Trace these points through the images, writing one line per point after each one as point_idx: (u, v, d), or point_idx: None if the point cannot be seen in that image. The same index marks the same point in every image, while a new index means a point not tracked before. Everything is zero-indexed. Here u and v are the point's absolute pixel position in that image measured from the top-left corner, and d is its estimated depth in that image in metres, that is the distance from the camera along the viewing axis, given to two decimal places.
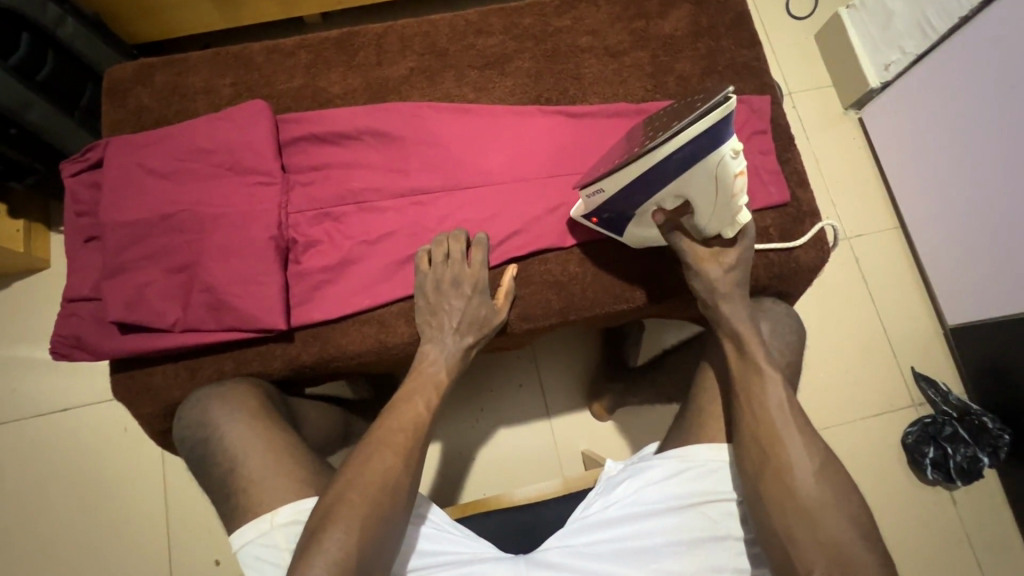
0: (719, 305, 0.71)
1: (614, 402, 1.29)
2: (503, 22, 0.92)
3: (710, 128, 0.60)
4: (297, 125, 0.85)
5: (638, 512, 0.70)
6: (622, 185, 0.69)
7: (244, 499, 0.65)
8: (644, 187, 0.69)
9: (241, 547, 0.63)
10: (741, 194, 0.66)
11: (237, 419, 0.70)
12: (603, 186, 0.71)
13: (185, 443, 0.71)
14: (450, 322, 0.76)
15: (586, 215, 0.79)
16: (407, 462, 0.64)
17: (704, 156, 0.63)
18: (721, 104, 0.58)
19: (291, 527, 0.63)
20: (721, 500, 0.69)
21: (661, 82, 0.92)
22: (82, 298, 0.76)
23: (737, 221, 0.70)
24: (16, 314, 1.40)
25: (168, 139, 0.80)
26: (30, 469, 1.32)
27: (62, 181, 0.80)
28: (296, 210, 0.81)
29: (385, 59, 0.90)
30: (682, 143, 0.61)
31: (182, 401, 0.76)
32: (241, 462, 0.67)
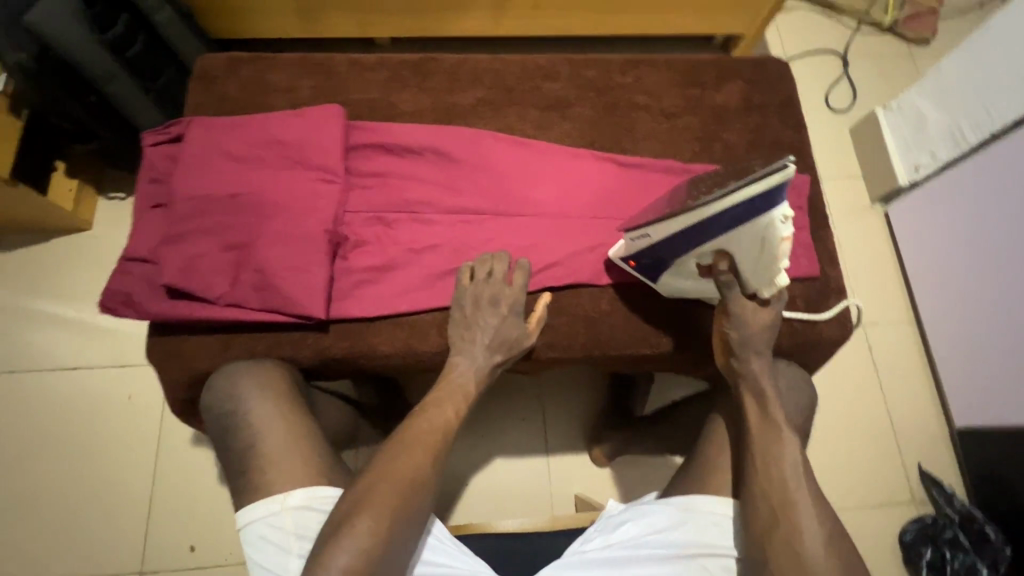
0: (748, 360, 0.73)
1: (614, 449, 1.29)
2: (570, 71, 0.99)
3: (763, 192, 0.64)
4: (365, 132, 0.90)
5: (638, 556, 0.70)
6: (668, 233, 0.73)
7: (259, 477, 0.66)
8: (689, 238, 0.72)
9: (249, 524, 0.64)
10: (783, 258, 0.69)
11: (265, 398, 0.71)
12: (649, 232, 0.75)
13: (210, 413, 0.73)
14: (482, 339, 0.78)
15: (625, 258, 0.82)
16: (431, 463, 0.66)
17: (754, 217, 0.66)
18: (779, 170, 0.62)
19: (300, 512, 0.64)
20: (722, 555, 0.69)
21: (708, 147, 0.97)
22: (137, 259, 0.78)
23: (775, 282, 0.72)
24: (48, 269, 1.44)
25: (247, 126, 0.86)
26: (25, 422, 1.32)
27: (142, 149, 0.84)
28: (352, 210, 0.86)
29: (456, 87, 0.97)
30: (734, 202, 0.65)
31: (211, 373, 0.78)
32: (262, 439, 0.68)
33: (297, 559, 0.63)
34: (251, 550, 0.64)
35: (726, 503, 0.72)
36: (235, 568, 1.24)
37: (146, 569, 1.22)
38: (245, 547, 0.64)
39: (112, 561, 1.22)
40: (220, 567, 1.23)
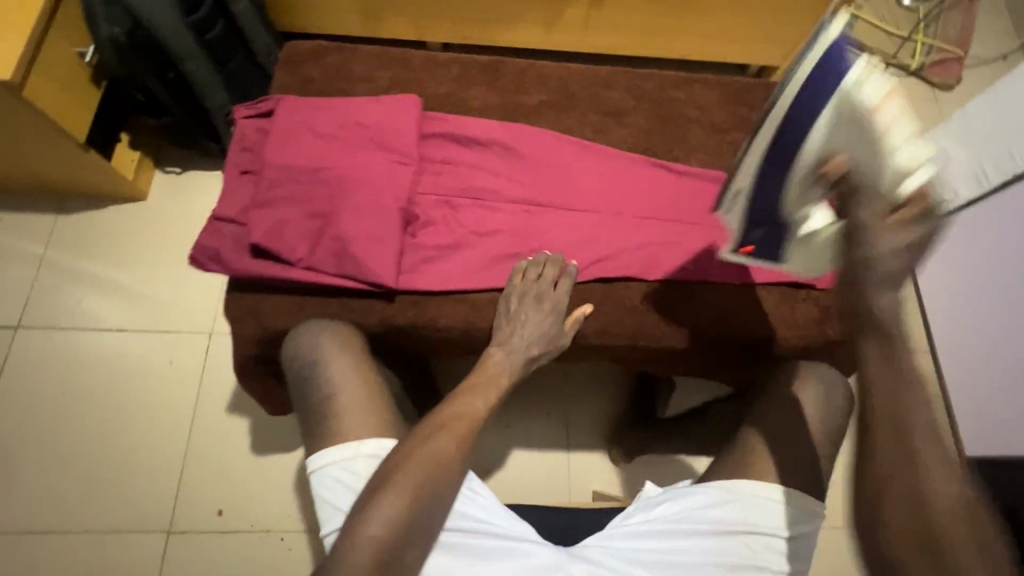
0: (867, 276, 0.57)
1: (633, 449, 1.33)
2: (628, 82, 1.06)
3: (821, 59, 0.65)
4: (437, 123, 0.97)
5: (680, 531, 0.75)
6: (751, 171, 0.75)
7: (335, 425, 0.73)
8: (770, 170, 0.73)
9: (322, 468, 0.71)
10: (884, 125, 0.62)
11: (343, 357, 0.78)
12: (741, 186, 0.78)
13: (290, 365, 0.79)
14: (521, 333, 0.84)
15: (739, 244, 0.86)
16: (457, 446, 0.72)
17: (829, 95, 0.65)
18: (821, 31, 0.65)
19: (371, 460, 0.71)
20: (764, 534, 0.75)
21: None
22: (226, 219, 0.84)
23: (895, 163, 0.61)
24: (98, 233, 1.48)
25: (332, 108, 0.92)
26: (66, 379, 1.35)
27: (235, 120, 0.91)
28: (422, 192, 0.92)
29: (522, 88, 1.04)
30: (797, 86, 0.67)
31: (286, 330, 0.84)
32: (339, 394, 0.75)
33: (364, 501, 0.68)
34: (324, 492, 0.70)
35: (765, 487, 0.76)
36: (259, 535, 1.27)
37: (175, 528, 1.26)
38: (317, 488, 0.70)
39: (141, 519, 1.26)
40: (246, 532, 1.26)
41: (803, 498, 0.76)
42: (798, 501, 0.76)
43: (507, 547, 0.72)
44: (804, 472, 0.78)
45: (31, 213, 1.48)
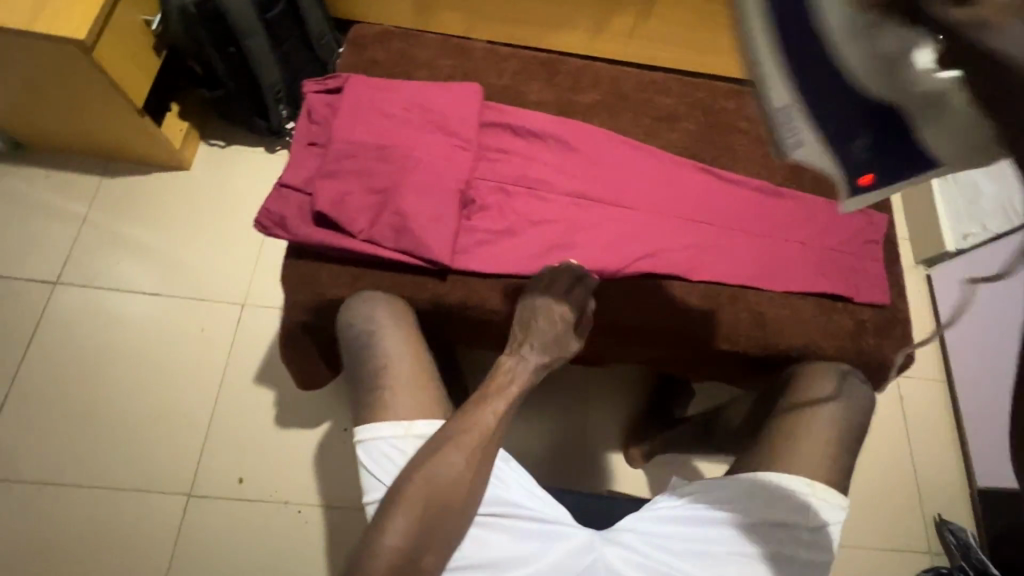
0: None
1: (650, 450, 1.35)
2: (680, 90, 1.09)
3: None
4: (496, 112, 1.00)
5: (709, 522, 0.78)
6: (795, 113, 0.57)
7: (388, 394, 0.79)
8: (798, 58, 0.54)
9: (373, 440, 0.76)
10: None
11: (398, 329, 0.84)
12: (796, 126, 0.58)
13: (345, 332, 0.84)
14: (534, 342, 0.84)
15: (854, 181, 0.60)
16: (469, 459, 0.74)
17: None
18: None
19: (419, 441, 0.76)
20: (792, 525, 0.78)
21: (798, 176, 1.06)
22: (291, 188, 0.88)
23: None
24: (140, 198, 1.51)
25: (397, 89, 0.96)
26: (99, 338, 1.37)
27: (304, 94, 0.94)
28: (479, 178, 0.95)
29: (578, 86, 1.06)
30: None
31: (343, 298, 0.88)
32: (391, 366, 0.81)
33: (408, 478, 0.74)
34: (372, 461, 0.76)
35: (793, 480, 0.79)
36: (277, 506, 1.28)
37: (195, 492, 1.27)
38: (366, 459, 0.76)
39: (163, 480, 1.27)
40: (263, 502, 1.28)
41: (829, 492, 0.79)
42: (823, 494, 0.79)
43: (546, 529, 0.76)
44: (824, 471, 0.82)
45: (78, 173, 1.51)
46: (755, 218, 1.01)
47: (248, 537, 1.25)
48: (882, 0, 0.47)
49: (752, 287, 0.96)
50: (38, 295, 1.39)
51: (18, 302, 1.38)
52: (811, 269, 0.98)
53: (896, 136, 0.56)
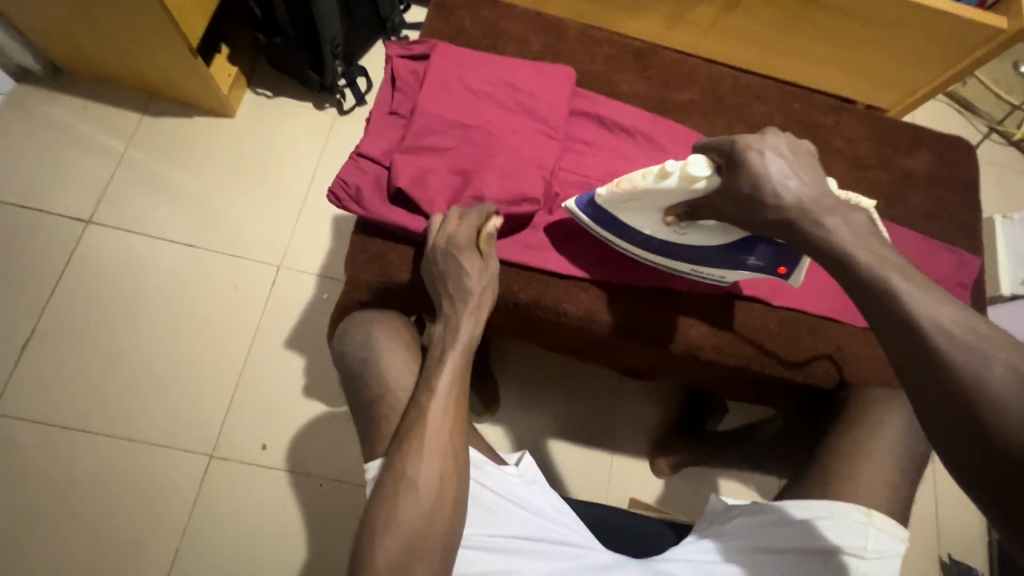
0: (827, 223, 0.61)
1: (680, 462, 1.28)
2: (778, 98, 1.03)
3: (597, 222, 0.84)
4: (586, 100, 0.94)
5: (756, 546, 0.74)
6: (710, 272, 0.84)
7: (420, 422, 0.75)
8: (677, 253, 0.82)
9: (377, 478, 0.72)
10: (642, 182, 0.74)
11: (399, 348, 0.81)
12: (721, 275, 0.84)
13: (342, 358, 0.83)
14: (459, 295, 0.77)
15: (779, 274, 0.81)
16: (444, 470, 0.68)
17: (630, 226, 0.81)
18: (573, 211, 0.85)
19: None
20: (840, 555, 0.70)
21: (890, 207, 1.01)
22: (368, 159, 0.83)
23: (678, 184, 0.71)
24: (180, 141, 1.44)
25: (486, 65, 0.90)
26: (130, 285, 1.32)
27: (387, 59, 0.90)
28: (563, 170, 0.90)
29: (672, 83, 1.00)
30: (618, 239, 0.84)
31: (411, 285, 0.84)
32: (389, 390, 0.77)
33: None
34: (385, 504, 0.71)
35: (847, 507, 0.73)
36: (298, 477, 1.25)
37: (217, 454, 1.24)
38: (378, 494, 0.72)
39: (187, 439, 1.24)
40: (283, 471, 1.25)
41: (888, 521, 0.72)
42: (880, 522, 0.72)
43: (583, 563, 0.73)
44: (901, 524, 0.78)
45: (119, 109, 1.44)
46: None
47: (266, 505, 1.22)
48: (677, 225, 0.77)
49: (833, 319, 0.93)
50: (69, 232, 1.34)
51: (47, 236, 1.33)
52: None
53: (777, 254, 0.76)
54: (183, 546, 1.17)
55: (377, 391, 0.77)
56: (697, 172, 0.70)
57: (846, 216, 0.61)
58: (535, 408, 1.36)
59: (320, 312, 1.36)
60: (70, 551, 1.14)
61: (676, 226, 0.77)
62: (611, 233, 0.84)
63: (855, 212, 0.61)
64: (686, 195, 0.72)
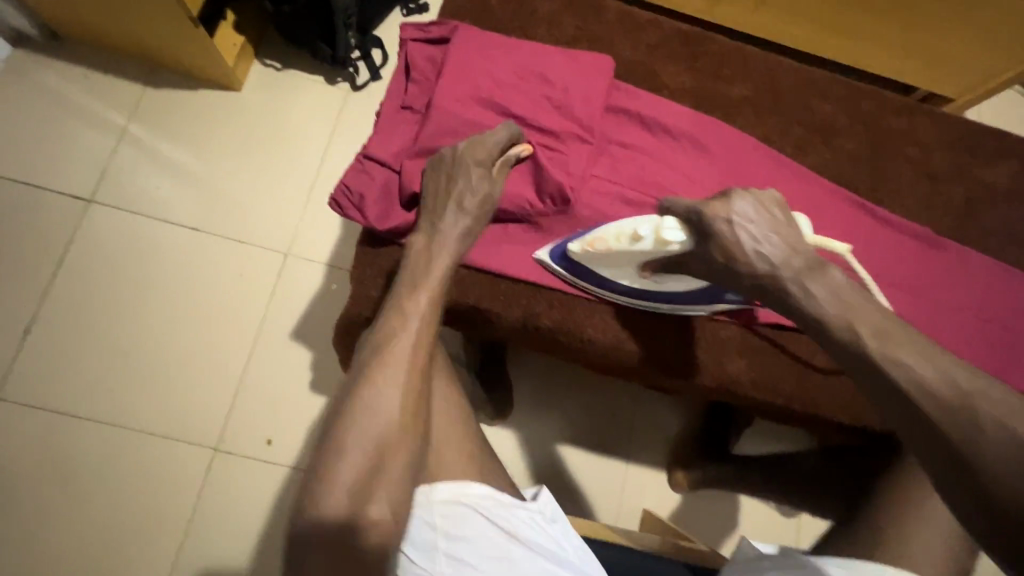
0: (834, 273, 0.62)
1: (702, 478, 1.22)
2: (843, 95, 0.91)
3: (570, 274, 0.78)
4: (624, 94, 0.84)
5: None
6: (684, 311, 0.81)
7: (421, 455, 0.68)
8: (656, 297, 0.79)
9: None
10: (617, 244, 0.72)
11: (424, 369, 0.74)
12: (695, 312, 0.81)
13: None
14: (462, 216, 0.71)
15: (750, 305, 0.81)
16: (404, 406, 0.63)
17: (605, 278, 0.78)
18: (544, 262, 0.78)
19: (446, 507, 0.67)
20: None
21: (964, 224, 0.90)
22: (377, 160, 0.77)
23: (652, 246, 0.71)
24: (184, 115, 1.35)
25: (513, 53, 0.82)
26: (134, 268, 1.27)
27: (403, 45, 0.82)
28: (594, 176, 0.81)
29: (723, 75, 0.89)
30: (594, 287, 0.79)
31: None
32: None
33: (444, 557, 0.64)
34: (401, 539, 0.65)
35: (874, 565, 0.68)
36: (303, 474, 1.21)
37: (221, 448, 1.21)
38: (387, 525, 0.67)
39: (191, 431, 1.21)
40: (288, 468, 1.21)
41: None
42: None
43: None
44: None
45: (120, 79, 1.35)
46: (908, 271, 0.86)
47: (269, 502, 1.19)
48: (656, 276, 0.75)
49: None
50: (70, 211, 1.28)
51: (48, 216, 1.27)
52: (964, 344, 0.83)
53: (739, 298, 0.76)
54: (186, 540, 1.16)
55: None
56: (670, 236, 0.69)
57: (818, 275, 0.62)
58: (550, 412, 1.30)
59: (328, 304, 1.30)
60: (78, 540, 1.14)
61: (653, 276, 0.76)
62: (588, 279, 0.78)
63: (819, 271, 0.61)
64: (662, 255, 0.72)
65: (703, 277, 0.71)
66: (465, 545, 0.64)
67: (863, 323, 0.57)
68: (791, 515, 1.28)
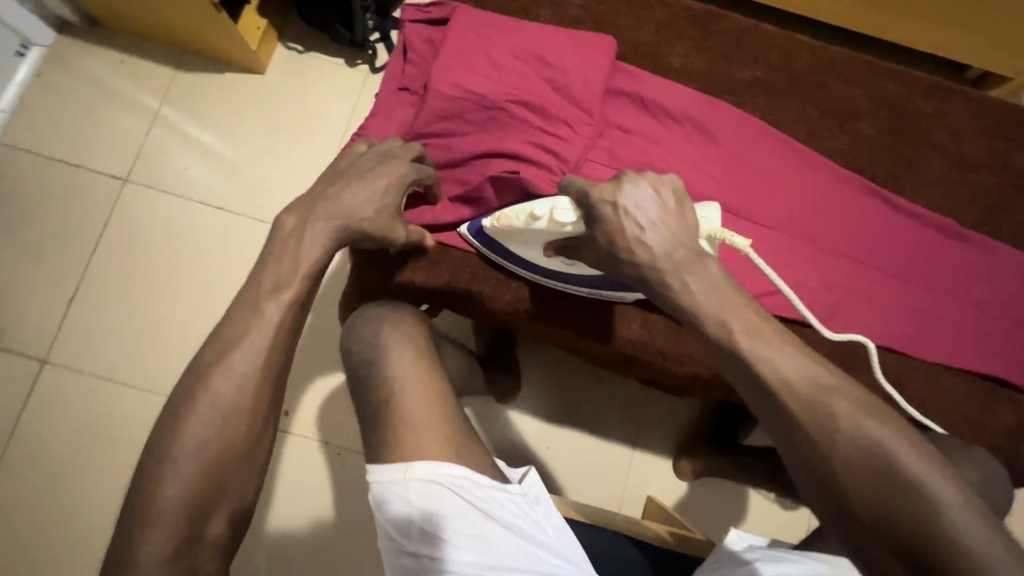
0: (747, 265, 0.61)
1: (705, 468, 1.21)
2: (866, 76, 0.86)
3: (485, 249, 0.81)
4: (627, 77, 0.85)
5: None
6: (610, 295, 0.81)
7: (406, 429, 0.71)
8: (576, 280, 0.80)
9: (374, 483, 0.70)
10: (518, 222, 0.72)
11: (408, 351, 0.77)
12: (624, 296, 0.81)
13: (350, 359, 0.79)
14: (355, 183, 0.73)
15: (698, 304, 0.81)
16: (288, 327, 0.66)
17: (514, 255, 0.79)
18: (464, 236, 0.81)
19: (422, 485, 0.68)
20: None
21: (992, 217, 0.85)
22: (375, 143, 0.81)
23: (546, 224, 0.70)
24: (211, 97, 1.41)
25: (514, 34, 0.83)
26: (163, 244, 1.35)
27: (403, 28, 0.85)
28: (593, 160, 0.82)
29: (734, 56, 0.86)
30: (509, 264, 0.81)
31: (421, 286, 0.82)
32: (397, 397, 0.73)
33: (419, 533, 0.67)
34: (381, 511, 0.69)
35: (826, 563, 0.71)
36: (313, 444, 1.24)
37: None
38: (369, 499, 0.70)
39: None
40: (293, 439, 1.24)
41: None
42: None
43: None
44: None
45: (152, 62, 1.42)
46: (922, 265, 0.83)
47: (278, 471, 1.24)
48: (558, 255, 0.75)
49: (901, 352, 0.80)
50: (107, 188, 1.36)
51: (87, 194, 1.36)
52: (981, 345, 0.81)
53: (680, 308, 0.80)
54: None
55: (381, 394, 0.74)
56: (562, 216, 0.69)
57: (699, 271, 0.62)
58: (556, 395, 1.31)
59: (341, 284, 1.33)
60: (113, 493, 1.24)
61: (557, 257, 0.76)
62: (502, 257, 0.80)
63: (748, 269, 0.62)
64: (559, 235, 0.71)
65: (591, 263, 0.70)
66: (439, 522, 0.67)
67: (786, 328, 0.59)
68: (795, 509, 1.26)
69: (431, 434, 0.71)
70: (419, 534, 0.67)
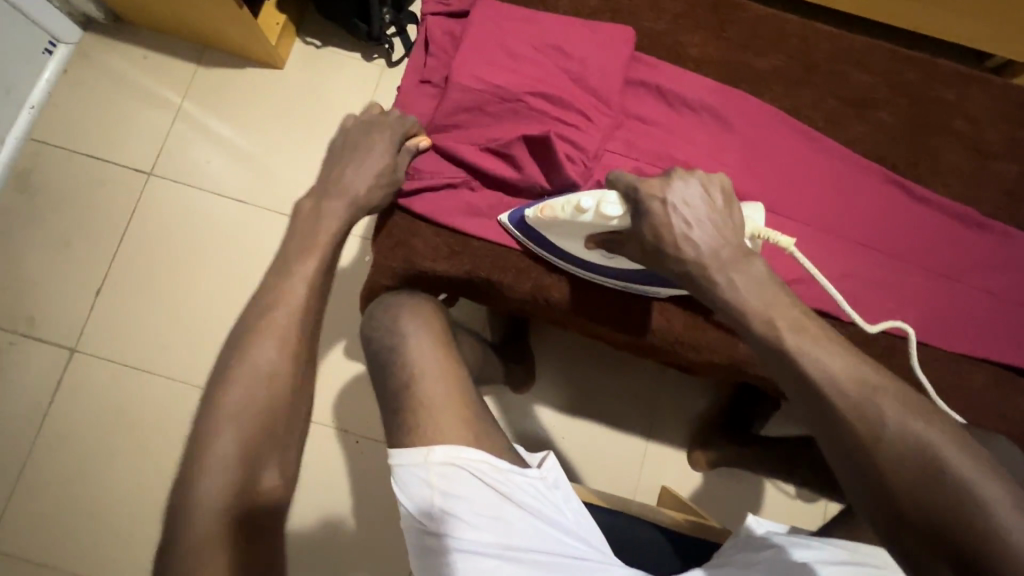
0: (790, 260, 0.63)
1: (721, 458, 1.22)
2: (886, 64, 0.86)
3: (527, 239, 0.82)
4: (645, 67, 0.85)
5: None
6: (644, 290, 0.83)
7: (427, 414, 0.73)
8: (612, 273, 0.82)
9: (396, 466, 0.71)
10: (565, 214, 0.74)
11: (426, 339, 0.78)
12: (657, 292, 0.83)
13: (369, 346, 0.80)
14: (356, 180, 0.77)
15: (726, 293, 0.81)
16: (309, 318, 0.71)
17: (557, 245, 0.80)
18: (506, 227, 0.83)
19: (442, 468, 0.70)
20: None
21: (1016, 206, 0.84)
22: None
23: (594, 218, 0.72)
24: (231, 92, 1.43)
25: (532, 25, 0.84)
26: (186, 236, 1.38)
27: (423, 20, 0.87)
28: (611, 150, 0.83)
29: (752, 45, 0.86)
30: (549, 256, 0.82)
31: (441, 274, 0.83)
32: (418, 383, 0.75)
33: (440, 514, 0.69)
34: (403, 493, 0.71)
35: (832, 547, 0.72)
36: (334, 432, 1.27)
37: None
38: (391, 483, 0.71)
39: None
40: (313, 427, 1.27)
41: None
42: None
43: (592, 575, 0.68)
44: None
45: (175, 58, 1.44)
46: (941, 254, 0.83)
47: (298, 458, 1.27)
48: (601, 248, 0.76)
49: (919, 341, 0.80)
50: (132, 181, 1.40)
51: (113, 188, 1.40)
52: (1001, 334, 0.81)
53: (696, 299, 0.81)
54: None
55: (401, 380, 0.76)
56: (610, 210, 0.70)
57: (742, 269, 0.63)
58: (572, 386, 1.32)
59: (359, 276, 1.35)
60: (141, 478, 1.28)
61: (598, 250, 0.77)
62: (542, 247, 0.82)
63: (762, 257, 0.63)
64: (605, 228, 0.73)
65: (634, 258, 0.72)
66: (459, 504, 0.69)
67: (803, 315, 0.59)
68: (812, 500, 1.27)
69: (451, 419, 0.73)
70: (439, 516, 0.69)
